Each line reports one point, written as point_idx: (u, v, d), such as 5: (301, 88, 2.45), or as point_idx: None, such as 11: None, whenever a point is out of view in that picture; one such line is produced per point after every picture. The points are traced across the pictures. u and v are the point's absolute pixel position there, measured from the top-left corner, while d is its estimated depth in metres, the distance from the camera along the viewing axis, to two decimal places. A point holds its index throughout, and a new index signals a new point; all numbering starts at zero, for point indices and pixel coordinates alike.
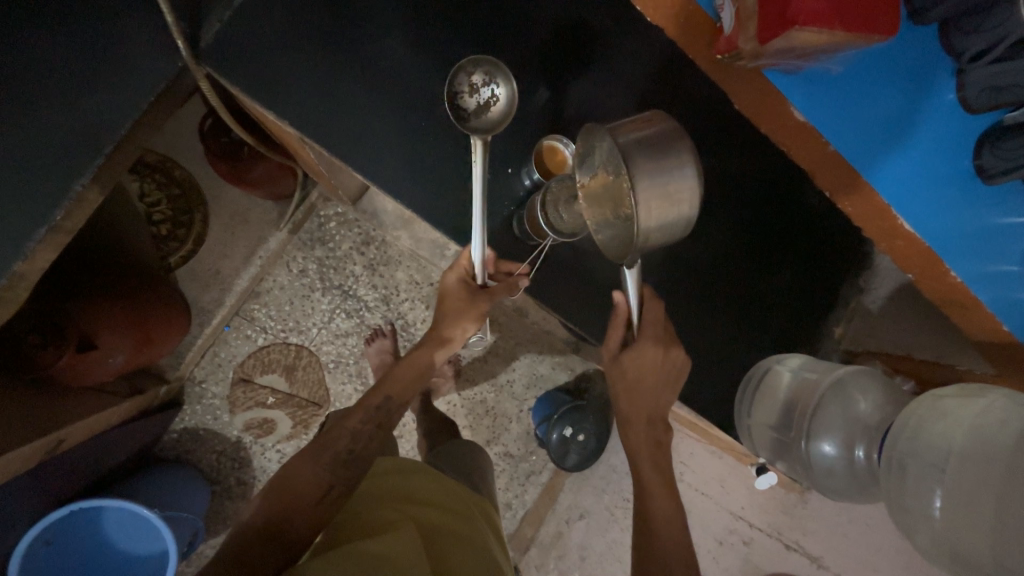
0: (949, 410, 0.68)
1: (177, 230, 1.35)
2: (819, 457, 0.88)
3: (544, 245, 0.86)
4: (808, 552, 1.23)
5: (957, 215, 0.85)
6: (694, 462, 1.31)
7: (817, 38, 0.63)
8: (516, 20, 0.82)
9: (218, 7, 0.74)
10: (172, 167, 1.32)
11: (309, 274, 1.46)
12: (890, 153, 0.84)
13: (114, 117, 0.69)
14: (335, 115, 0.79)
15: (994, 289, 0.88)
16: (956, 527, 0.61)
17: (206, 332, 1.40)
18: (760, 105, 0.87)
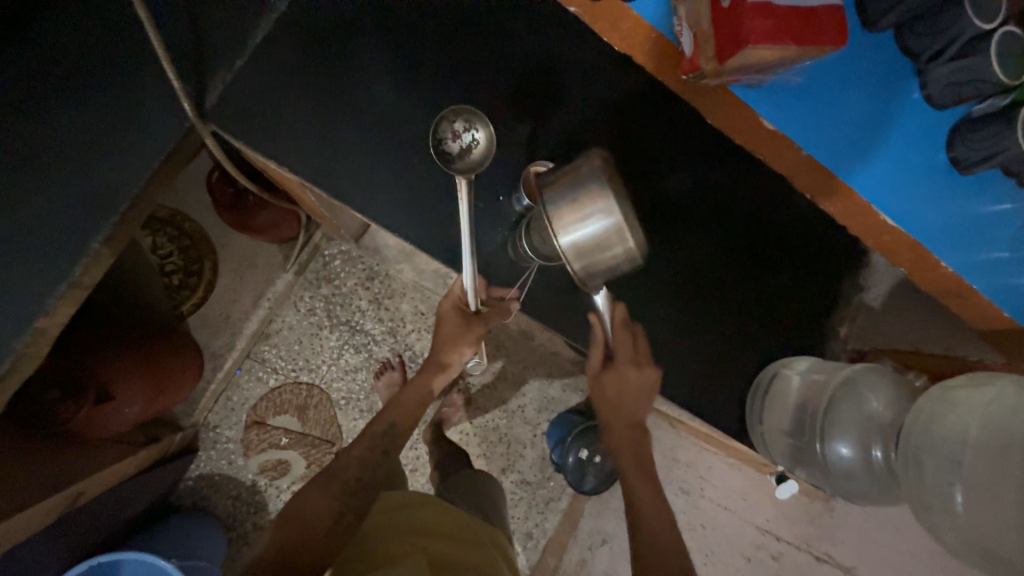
0: (959, 399, 0.66)
1: (188, 279, 1.40)
2: (835, 459, 0.86)
3: (530, 271, 0.88)
4: (839, 563, 1.19)
5: (940, 208, 0.87)
6: (713, 477, 1.28)
7: (774, 53, 0.67)
8: (495, 58, 0.87)
9: (219, 69, 0.79)
10: (181, 220, 1.38)
11: (317, 312, 1.49)
12: (866, 153, 0.86)
13: (124, 178, 0.74)
14: (333, 160, 0.84)
15: (986, 276, 0.89)
16: (978, 519, 0.60)
17: (219, 376, 1.43)
18: (731, 118, 0.89)
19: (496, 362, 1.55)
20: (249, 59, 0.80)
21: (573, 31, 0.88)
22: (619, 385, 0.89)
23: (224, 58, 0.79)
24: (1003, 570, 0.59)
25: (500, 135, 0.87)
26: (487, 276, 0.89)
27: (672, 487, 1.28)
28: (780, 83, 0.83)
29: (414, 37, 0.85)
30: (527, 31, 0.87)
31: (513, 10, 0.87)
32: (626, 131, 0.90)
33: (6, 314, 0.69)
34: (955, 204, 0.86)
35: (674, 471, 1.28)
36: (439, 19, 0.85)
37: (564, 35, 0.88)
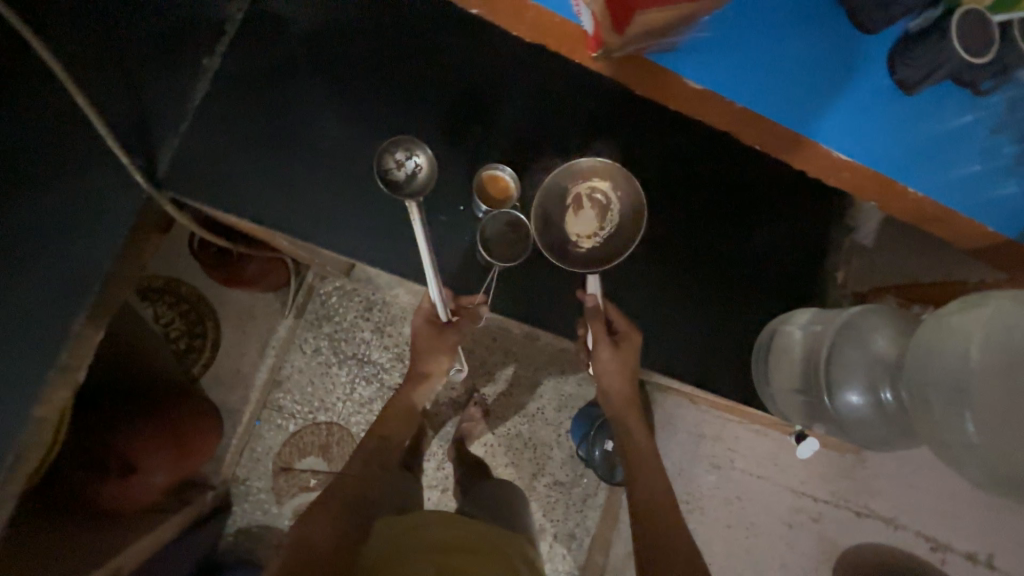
0: (960, 327, 0.63)
1: (193, 341, 1.44)
2: (846, 409, 0.83)
3: (492, 277, 0.91)
4: (882, 516, 1.17)
5: (896, 140, 0.84)
6: (743, 446, 1.22)
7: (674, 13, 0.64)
8: (432, 73, 0.88)
9: (165, 136, 0.81)
10: (176, 285, 1.42)
11: (323, 351, 1.51)
12: (809, 93, 0.82)
13: (96, 259, 0.76)
14: (294, 203, 0.86)
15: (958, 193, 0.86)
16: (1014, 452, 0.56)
17: (240, 430, 1.46)
18: (657, 84, 0.86)
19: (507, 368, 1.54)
20: (193, 121, 0.82)
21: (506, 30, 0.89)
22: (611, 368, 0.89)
23: (168, 124, 0.81)
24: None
25: (453, 148, 0.89)
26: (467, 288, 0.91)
27: (701, 463, 1.23)
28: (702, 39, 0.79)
29: (355, 69, 0.86)
30: (462, 40, 0.88)
31: (445, 23, 0.88)
32: (576, 121, 0.91)
33: (6, 408, 0.72)
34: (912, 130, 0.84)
35: (701, 448, 1.22)
36: (376, 46, 0.87)
37: (495, 37, 0.89)
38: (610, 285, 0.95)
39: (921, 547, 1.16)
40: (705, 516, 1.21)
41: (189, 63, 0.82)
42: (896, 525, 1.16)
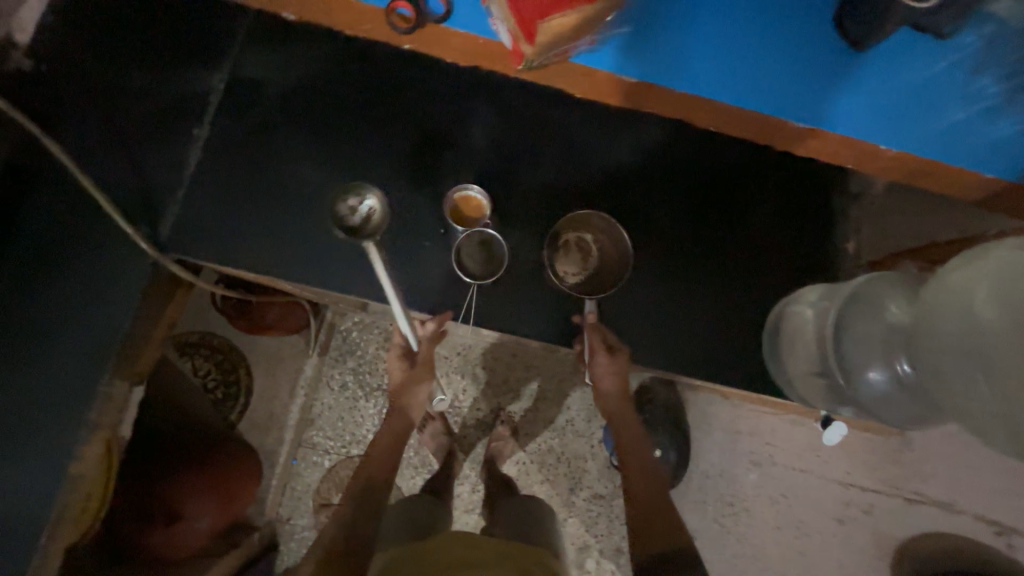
0: (966, 284, 0.58)
1: (229, 389, 1.43)
2: (866, 387, 0.77)
3: (470, 296, 0.93)
4: (935, 499, 1.08)
5: (853, 101, 0.81)
6: (782, 439, 1.13)
7: (574, 19, 0.71)
8: (401, 116, 0.95)
9: (167, 204, 0.88)
10: (210, 337, 1.44)
11: (350, 386, 1.51)
12: (752, 63, 0.80)
13: (115, 322, 0.83)
14: (287, 250, 0.91)
15: (944, 140, 0.81)
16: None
17: (278, 470, 1.46)
18: (591, 84, 0.86)
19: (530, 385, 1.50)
20: (189, 188, 0.89)
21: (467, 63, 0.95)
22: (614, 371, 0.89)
23: (168, 192, 0.89)
24: None
25: (428, 178, 0.95)
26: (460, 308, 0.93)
27: (741, 461, 1.13)
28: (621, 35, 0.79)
29: (333, 120, 0.94)
30: (428, 80, 0.95)
31: (409, 66, 0.95)
32: (540, 137, 0.96)
33: (45, 467, 0.79)
34: (867, 86, 0.80)
35: (739, 445, 1.13)
36: (350, 96, 0.94)
37: (457, 73, 0.95)
38: (602, 286, 0.93)
39: (987, 534, 1.07)
40: (750, 519, 1.12)
41: (183, 134, 0.90)
42: (956, 510, 1.08)
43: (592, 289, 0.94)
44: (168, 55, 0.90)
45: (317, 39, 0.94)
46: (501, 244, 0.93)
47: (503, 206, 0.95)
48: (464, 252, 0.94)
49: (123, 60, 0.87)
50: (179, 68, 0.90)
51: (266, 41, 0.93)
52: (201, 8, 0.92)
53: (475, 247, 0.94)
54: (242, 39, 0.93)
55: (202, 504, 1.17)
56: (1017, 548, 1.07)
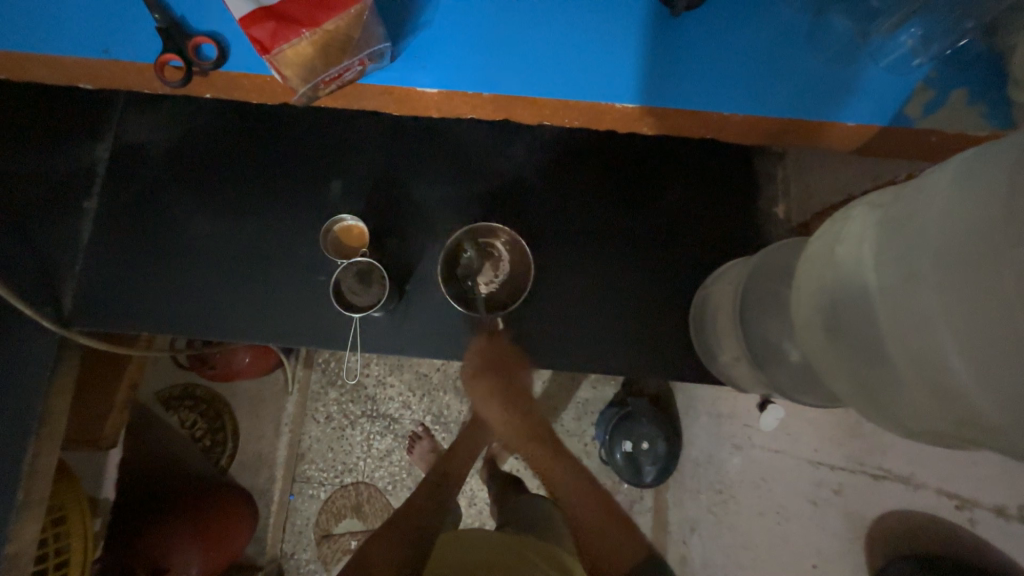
0: (824, 248, 0.55)
1: (216, 436, 1.37)
2: (782, 365, 0.71)
3: (354, 325, 0.88)
4: (899, 476, 0.88)
5: (704, 74, 0.77)
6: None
7: (311, 45, 0.66)
8: (282, 147, 0.90)
9: (67, 279, 0.89)
10: (192, 388, 1.38)
11: (335, 416, 1.38)
12: (555, 48, 0.78)
13: (30, 403, 0.86)
14: (185, 302, 0.89)
15: (770, 98, 0.77)
16: (919, 381, 0.44)
17: (275, 508, 1.36)
18: (399, 105, 0.83)
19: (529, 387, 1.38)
20: (85, 259, 0.89)
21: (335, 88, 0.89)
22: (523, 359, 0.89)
23: (66, 268, 0.89)
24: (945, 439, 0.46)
25: (319, 212, 0.90)
26: (370, 342, 0.89)
27: (723, 445, 1.12)
28: (422, 38, 0.77)
29: (216, 168, 0.91)
30: (307, 113, 0.90)
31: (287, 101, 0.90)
32: (430, 152, 0.90)
33: None
34: (716, 54, 0.77)
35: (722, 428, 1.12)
36: (230, 142, 0.91)
37: None
38: (505, 294, 0.88)
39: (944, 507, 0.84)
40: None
41: (73, 210, 0.90)
42: (916, 485, 0.87)
43: (495, 296, 0.88)
44: (49, 136, 0.90)
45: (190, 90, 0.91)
46: (383, 268, 0.83)
47: (400, 228, 0.89)
48: (353, 281, 0.85)
49: (9, 153, 0.89)
50: (68, 145, 0.90)
51: (140, 101, 0.91)
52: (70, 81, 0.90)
53: (366, 270, 0.85)
54: (119, 104, 0.91)
55: (189, 555, 1.11)
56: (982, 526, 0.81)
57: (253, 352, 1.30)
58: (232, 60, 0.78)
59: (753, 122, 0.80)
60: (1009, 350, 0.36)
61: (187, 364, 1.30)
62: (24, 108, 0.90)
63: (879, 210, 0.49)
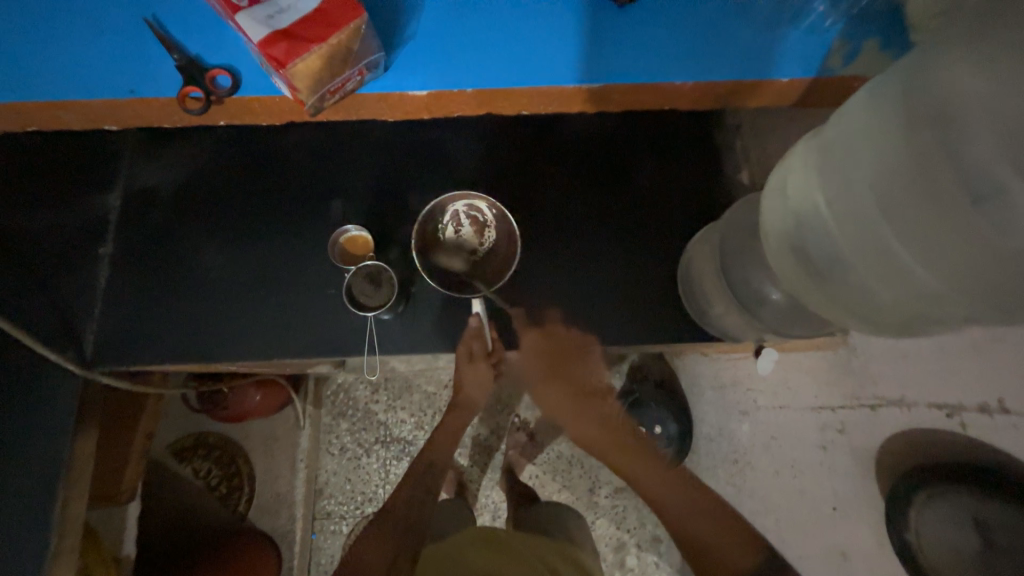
0: (776, 184, 0.60)
1: (233, 483, 1.35)
2: (767, 305, 0.80)
3: (368, 331, 0.93)
4: (891, 399, 0.97)
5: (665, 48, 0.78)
6: (764, 382, 1.03)
7: (320, 58, 0.66)
8: (282, 178, 0.97)
9: (86, 324, 0.92)
10: (203, 437, 1.36)
11: (350, 447, 1.38)
12: (539, 36, 0.76)
13: (55, 448, 0.87)
14: (199, 332, 0.93)
15: (730, 60, 0.80)
16: (886, 277, 0.51)
17: (298, 548, 1.32)
18: (391, 104, 0.86)
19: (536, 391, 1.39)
20: (101, 305, 0.93)
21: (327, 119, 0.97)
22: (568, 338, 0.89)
23: (85, 313, 0.93)
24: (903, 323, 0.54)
25: (321, 230, 0.96)
26: (384, 344, 0.93)
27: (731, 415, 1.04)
28: (414, 42, 0.76)
29: (221, 204, 0.97)
30: (301, 141, 0.98)
31: (286, 133, 0.98)
32: (420, 163, 0.97)
33: None
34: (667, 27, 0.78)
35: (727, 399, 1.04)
36: (234, 177, 0.97)
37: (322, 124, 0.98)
38: (490, 263, 0.92)
39: (941, 420, 0.96)
40: (755, 475, 1.01)
41: (89, 257, 0.94)
42: (909, 404, 0.96)
43: (481, 267, 0.92)
44: (62, 194, 0.96)
45: (194, 133, 0.98)
46: (389, 272, 0.90)
47: (401, 236, 0.96)
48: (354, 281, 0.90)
49: (27, 209, 0.95)
50: (78, 199, 0.96)
51: (146, 152, 0.97)
52: (79, 138, 0.97)
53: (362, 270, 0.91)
54: (127, 154, 0.97)
55: None
56: (971, 426, 0.95)
57: (263, 388, 1.31)
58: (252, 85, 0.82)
59: (707, 88, 0.84)
60: (950, 223, 0.46)
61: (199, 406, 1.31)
62: (36, 169, 0.96)
63: (819, 138, 0.55)
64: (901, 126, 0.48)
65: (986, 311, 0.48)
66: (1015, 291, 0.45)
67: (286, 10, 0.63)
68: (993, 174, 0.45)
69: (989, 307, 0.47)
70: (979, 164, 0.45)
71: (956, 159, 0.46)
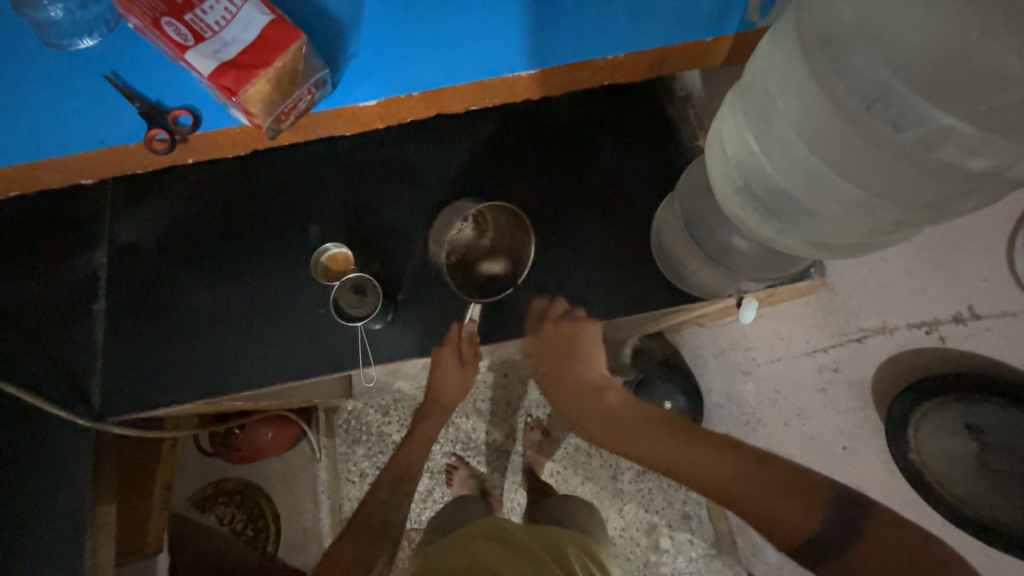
0: (715, 137, 0.67)
1: (258, 524, 1.36)
2: (734, 254, 0.82)
3: (363, 344, 0.96)
4: None
5: (591, 25, 0.80)
6: (758, 338, 1.08)
7: (269, 83, 0.70)
8: (262, 212, 1.01)
9: (92, 379, 0.95)
10: (222, 483, 1.37)
11: (369, 471, 1.38)
12: (468, 30, 0.80)
13: (78, 502, 0.90)
14: (200, 372, 0.96)
15: (657, 27, 0.80)
16: (818, 194, 0.57)
17: None
18: (350, 120, 0.88)
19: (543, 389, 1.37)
20: (104, 358, 0.96)
21: (297, 150, 1.01)
22: (558, 334, 0.93)
23: (90, 369, 0.96)
24: (844, 238, 0.59)
25: (305, 255, 0.99)
26: (380, 354, 0.96)
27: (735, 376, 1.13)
28: (355, 57, 0.80)
29: (206, 244, 1.00)
30: (278, 173, 1.02)
31: (257, 169, 1.02)
32: (388, 179, 1.01)
33: None
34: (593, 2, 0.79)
35: None
36: (214, 218, 1.01)
37: (293, 155, 1.02)
38: (499, 268, 1.00)
39: (916, 338, 0.85)
40: None
41: (84, 314, 0.97)
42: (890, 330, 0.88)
43: (490, 268, 1.00)
44: (54, 259, 0.99)
45: (170, 183, 1.02)
46: (373, 280, 0.94)
47: (380, 248, 0.99)
48: (349, 302, 0.94)
49: (22, 278, 0.98)
50: (70, 263, 0.99)
51: (129, 208, 1.01)
52: (64, 204, 1.01)
53: (353, 292, 0.95)
54: (109, 212, 1.01)
55: None
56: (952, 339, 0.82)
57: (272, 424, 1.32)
58: (207, 122, 0.82)
59: (636, 60, 0.83)
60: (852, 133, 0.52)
61: (213, 453, 1.32)
62: (25, 240, 1.00)
63: (740, 88, 0.63)
64: (797, 54, 0.54)
65: (914, 206, 0.52)
66: (927, 183, 0.50)
67: (231, 43, 0.68)
68: (876, 80, 0.50)
69: (914, 202, 0.52)
70: (865, 73, 0.50)
71: (848, 73, 0.50)
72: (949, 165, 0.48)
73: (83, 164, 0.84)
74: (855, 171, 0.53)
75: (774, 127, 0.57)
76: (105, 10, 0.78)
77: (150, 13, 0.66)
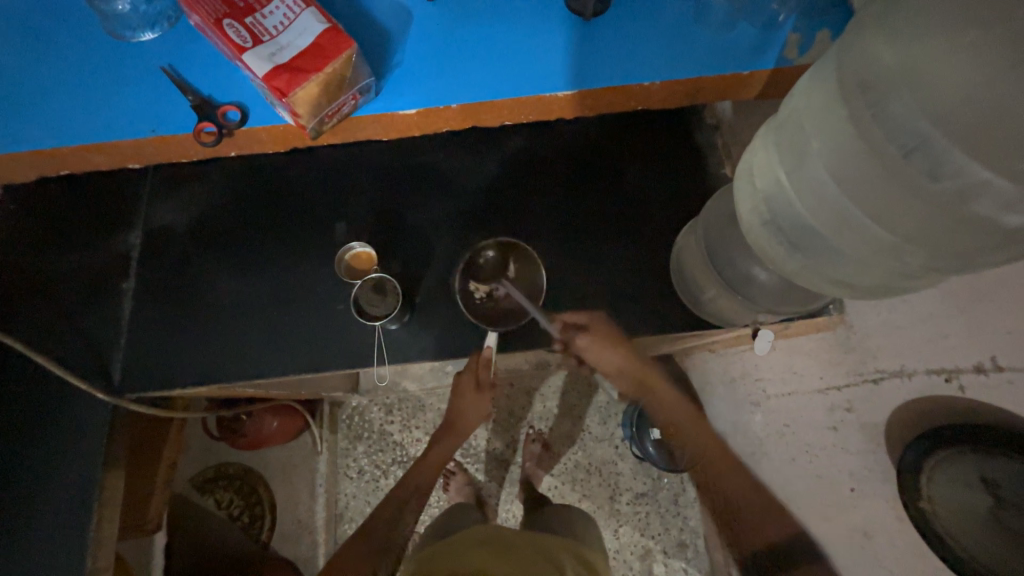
0: (744, 169, 0.68)
1: (254, 511, 1.36)
2: (754, 285, 0.82)
3: (378, 341, 0.97)
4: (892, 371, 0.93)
5: (629, 52, 0.82)
6: None
7: (317, 87, 0.73)
8: (290, 206, 1.04)
9: (113, 354, 0.98)
10: (225, 466, 1.39)
11: (368, 469, 1.39)
12: (507, 49, 0.82)
13: (89, 472, 0.92)
14: (215, 356, 0.98)
15: (693, 57, 0.81)
16: (846, 234, 0.57)
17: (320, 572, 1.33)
18: (388, 127, 0.90)
19: (547, 402, 1.37)
20: (127, 335, 0.99)
21: (329, 149, 1.04)
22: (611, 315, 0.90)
23: (112, 344, 0.98)
24: (868, 280, 0.59)
25: (328, 251, 1.02)
26: (392, 353, 0.97)
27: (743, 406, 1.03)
28: (398, 67, 0.83)
29: (235, 232, 1.03)
30: (309, 170, 1.05)
31: (290, 165, 1.05)
32: (415, 183, 1.04)
33: None
34: (631, 30, 0.81)
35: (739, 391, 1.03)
36: (244, 208, 1.04)
37: (325, 153, 1.05)
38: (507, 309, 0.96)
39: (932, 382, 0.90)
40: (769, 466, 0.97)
41: (113, 291, 1.00)
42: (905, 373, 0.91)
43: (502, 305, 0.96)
44: (90, 236, 1.03)
45: (207, 171, 1.05)
46: (391, 279, 0.95)
47: (401, 250, 1.01)
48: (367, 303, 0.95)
49: (59, 252, 1.02)
50: (104, 240, 1.03)
51: (165, 192, 1.05)
52: (103, 184, 1.05)
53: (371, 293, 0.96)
54: (147, 194, 1.05)
55: None
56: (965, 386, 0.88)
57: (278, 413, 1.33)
58: (252, 118, 0.85)
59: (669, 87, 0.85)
60: (887, 178, 0.52)
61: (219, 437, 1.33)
62: (65, 215, 1.04)
63: (774, 124, 0.64)
64: (836, 98, 0.55)
65: (944, 255, 0.52)
66: (959, 234, 0.50)
67: (286, 48, 0.71)
68: (916, 129, 0.50)
69: (945, 252, 0.52)
70: (905, 121, 0.50)
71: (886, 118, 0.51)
72: (982, 218, 0.48)
73: (131, 148, 0.87)
74: (886, 214, 0.53)
75: (808, 165, 0.58)
76: (167, 6, 0.82)
77: (212, 14, 0.70)
